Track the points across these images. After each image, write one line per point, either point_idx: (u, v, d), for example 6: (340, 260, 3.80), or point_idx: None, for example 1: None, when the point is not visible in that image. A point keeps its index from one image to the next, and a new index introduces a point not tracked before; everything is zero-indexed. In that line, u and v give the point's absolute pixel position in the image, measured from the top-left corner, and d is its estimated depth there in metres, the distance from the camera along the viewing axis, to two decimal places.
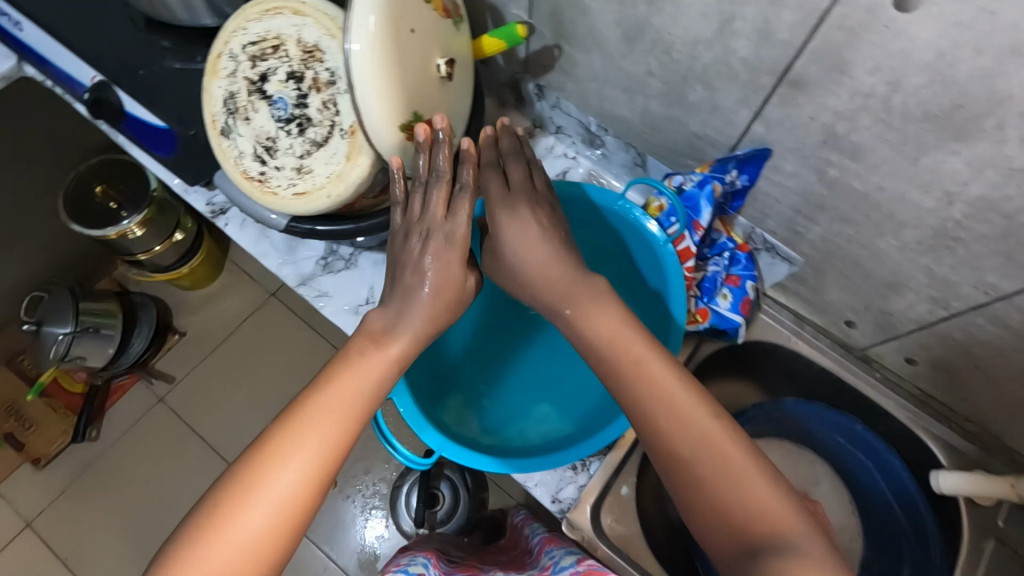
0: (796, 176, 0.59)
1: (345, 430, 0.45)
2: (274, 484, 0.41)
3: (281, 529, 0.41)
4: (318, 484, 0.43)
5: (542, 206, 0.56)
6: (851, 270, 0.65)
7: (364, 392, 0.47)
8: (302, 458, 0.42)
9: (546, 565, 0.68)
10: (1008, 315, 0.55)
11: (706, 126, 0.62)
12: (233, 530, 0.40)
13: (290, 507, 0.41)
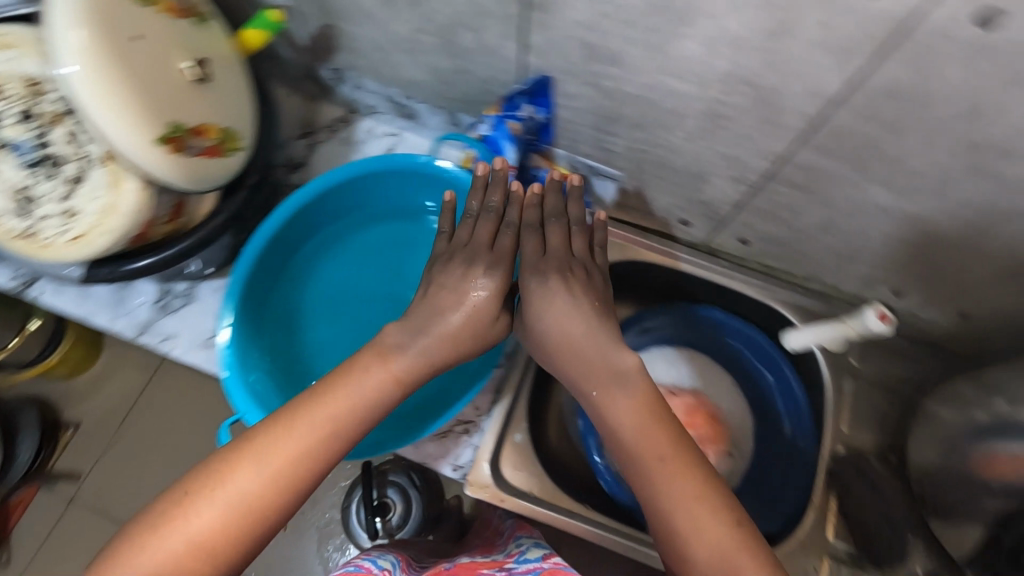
0: (582, 96, 0.62)
1: (327, 442, 0.50)
2: (237, 479, 0.46)
3: (236, 526, 0.45)
4: (278, 490, 0.47)
5: (572, 275, 0.60)
6: (663, 171, 0.69)
7: (349, 419, 0.52)
8: (270, 462, 0.47)
9: (513, 551, 0.72)
10: (793, 173, 0.60)
11: (491, 69, 0.63)
12: (190, 519, 0.45)
13: (250, 504, 0.46)
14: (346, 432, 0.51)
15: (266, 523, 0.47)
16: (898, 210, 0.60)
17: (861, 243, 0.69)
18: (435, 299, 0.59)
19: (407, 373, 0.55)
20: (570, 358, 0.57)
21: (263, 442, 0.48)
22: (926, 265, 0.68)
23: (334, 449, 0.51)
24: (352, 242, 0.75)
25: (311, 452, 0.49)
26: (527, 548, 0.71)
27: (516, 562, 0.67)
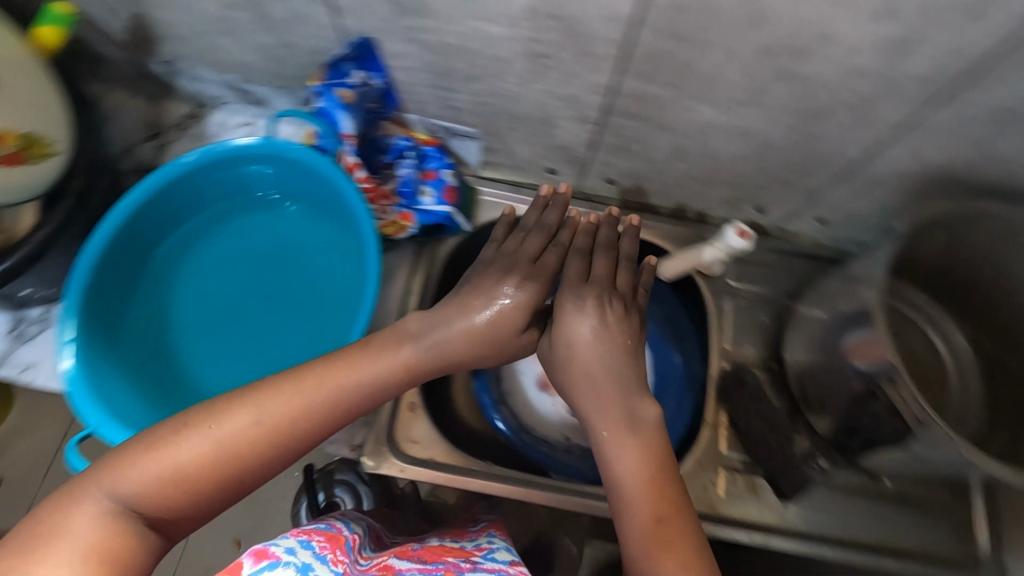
0: (409, 54, 0.61)
1: (326, 413, 0.49)
2: (231, 421, 0.46)
3: (215, 465, 0.44)
4: (265, 443, 0.47)
5: (611, 301, 0.59)
6: (513, 121, 0.69)
7: (355, 392, 0.51)
8: (269, 414, 0.47)
9: (482, 548, 0.67)
10: (627, 104, 0.62)
11: (314, 39, 0.62)
12: (178, 449, 0.44)
13: (236, 445, 0.45)
14: (347, 403, 0.50)
15: (246, 474, 0.46)
16: (730, 126, 0.62)
17: (712, 165, 0.71)
18: (467, 299, 0.57)
19: (421, 366, 0.55)
20: (587, 391, 0.55)
21: (269, 395, 0.48)
22: (774, 176, 0.71)
23: (329, 425, 0.50)
24: (212, 239, 0.71)
25: (308, 421, 0.49)
26: (497, 547, 0.66)
27: (484, 558, 0.61)
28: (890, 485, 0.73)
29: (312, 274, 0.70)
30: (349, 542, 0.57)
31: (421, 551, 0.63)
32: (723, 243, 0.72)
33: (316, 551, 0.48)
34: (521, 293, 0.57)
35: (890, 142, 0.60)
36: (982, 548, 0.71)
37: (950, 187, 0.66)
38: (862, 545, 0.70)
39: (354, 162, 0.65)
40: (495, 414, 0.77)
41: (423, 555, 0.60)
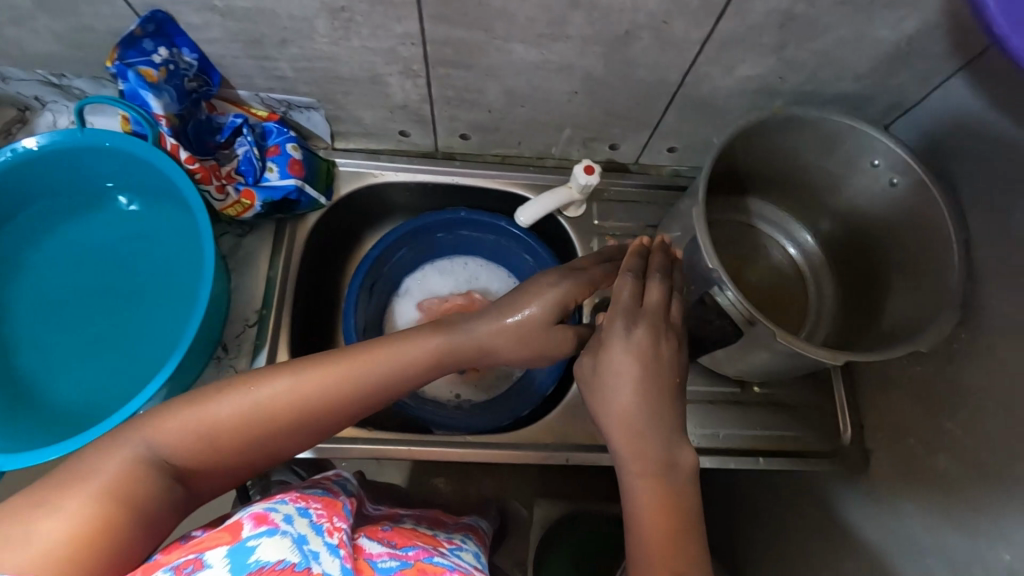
0: (210, 24, 0.59)
1: (355, 396, 0.50)
2: (268, 389, 0.47)
3: (246, 429, 0.46)
4: (291, 415, 0.48)
5: (667, 336, 0.54)
6: (343, 84, 0.68)
7: (386, 374, 0.52)
8: (304, 387, 0.48)
9: (454, 543, 0.63)
10: (442, 51, 0.62)
11: (109, 19, 0.59)
12: (215, 407, 0.46)
13: (271, 413, 0.47)
14: (379, 387, 0.51)
15: (277, 441, 0.48)
16: (550, 62, 0.63)
17: (552, 106, 0.72)
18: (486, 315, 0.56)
19: (452, 352, 0.55)
20: (620, 429, 0.53)
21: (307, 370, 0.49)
22: (613, 110, 0.72)
23: (360, 407, 0.51)
24: (41, 242, 0.67)
25: (338, 404, 0.49)
26: (464, 547, 0.62)
27: (451, 552, 0.57)
28: (759, 391, 0.78)
29: (150, 264, 0.68)
30: (348, 508, 0.55)
31: (392, 534, 0.56)
32: (575, 182, 0.74)
33: (315, 520, 0.46)
34: (556, 289, 0.55)
35: (700, 61, 0.63)
36: (847, 438, 0.75)
37: (772, 98, 0.69)
38: (736, 449, 0.75)
39: (176, 143, 0.62)
40: None
41: (393, 538, 0.55)
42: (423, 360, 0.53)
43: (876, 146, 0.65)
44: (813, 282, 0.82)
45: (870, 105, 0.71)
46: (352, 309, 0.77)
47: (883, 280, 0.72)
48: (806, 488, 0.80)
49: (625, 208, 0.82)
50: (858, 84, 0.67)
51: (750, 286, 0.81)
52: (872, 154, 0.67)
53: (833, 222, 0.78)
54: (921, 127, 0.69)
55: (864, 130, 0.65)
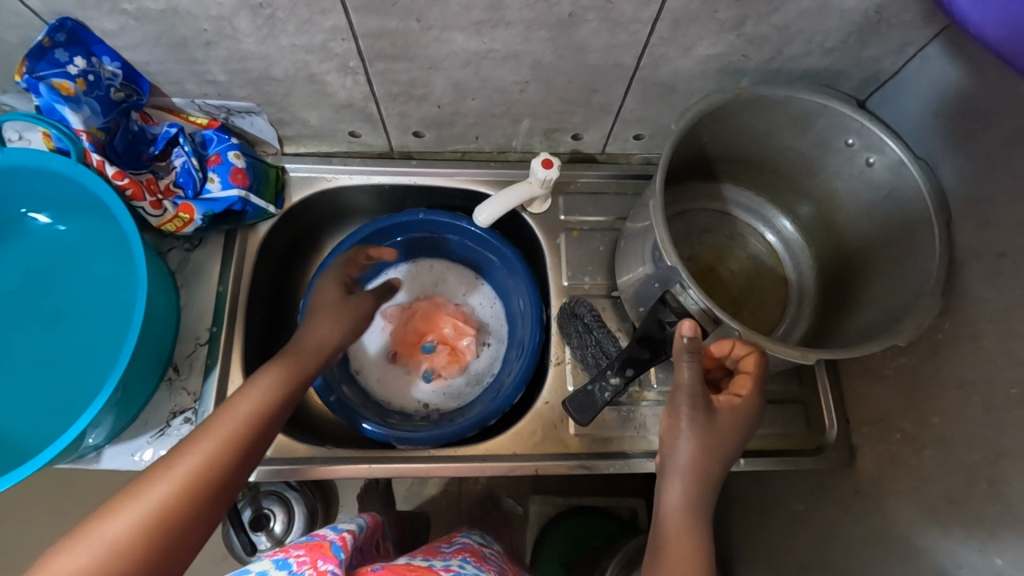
0: (127, 29, 0.55)
1: (251, 441, 0.47)
2: (150, 488, 0.41)
3: (155, 537, 0.39)
4: (201, 492, 0.42)
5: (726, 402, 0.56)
6: (279, 85, 0.64)
7: (269, 413, 0.49)
8: (198, 459, 0.43)
9: (449, 569, 0.59)
10: (378, 45, 0.58)
11: (19, 29, 0.55)
12: (108, 523, 0.38)
13: (175, 506, 0.40)
14: (267, 422, 0.48)
15: (192, 537, 0.41)
16: (494, 52, 0.59)
17: (505, 98, 0.68)
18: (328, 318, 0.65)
19: (299, 374, 0.53)
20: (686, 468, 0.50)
21: (178, 452, 0.44)
22: (570, 99, 0.68)
23: (252, 454, 0.47)
24: None
25: (232, 464, 0.45)
26: (461, 573, 0.58)
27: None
28: None
29: (91, 284, 0.65)
30: (338, 544, 0.53)
31: (382, 569, 0.53)
32: (535, 177, 0.69)
33: (295, 570, 0.47)
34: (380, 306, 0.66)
35: (655, 42, 0.58)
36: (832, 434, 0.72)
37: (737, 78, 0.65)
38: None
39: (102, 159, 0.59)
40: (328, 392, 0.72)
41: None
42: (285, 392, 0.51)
43: (849, 125, 0.61)
44: (793, 271, 0.78)
45: (844, 79, 0.66)
46: None
47: (864, 269, 0.68)
48: (794, 483, 0.77)
49: (593, 201, 0.78)
50: (828, 58, 0.62)
51: (727, 277, 0.77)
52: (847, 133, 0.62)
53: (812, 207, 0.74)
54: (899, 99, 0.64)
55: (842, 107, 0.60)
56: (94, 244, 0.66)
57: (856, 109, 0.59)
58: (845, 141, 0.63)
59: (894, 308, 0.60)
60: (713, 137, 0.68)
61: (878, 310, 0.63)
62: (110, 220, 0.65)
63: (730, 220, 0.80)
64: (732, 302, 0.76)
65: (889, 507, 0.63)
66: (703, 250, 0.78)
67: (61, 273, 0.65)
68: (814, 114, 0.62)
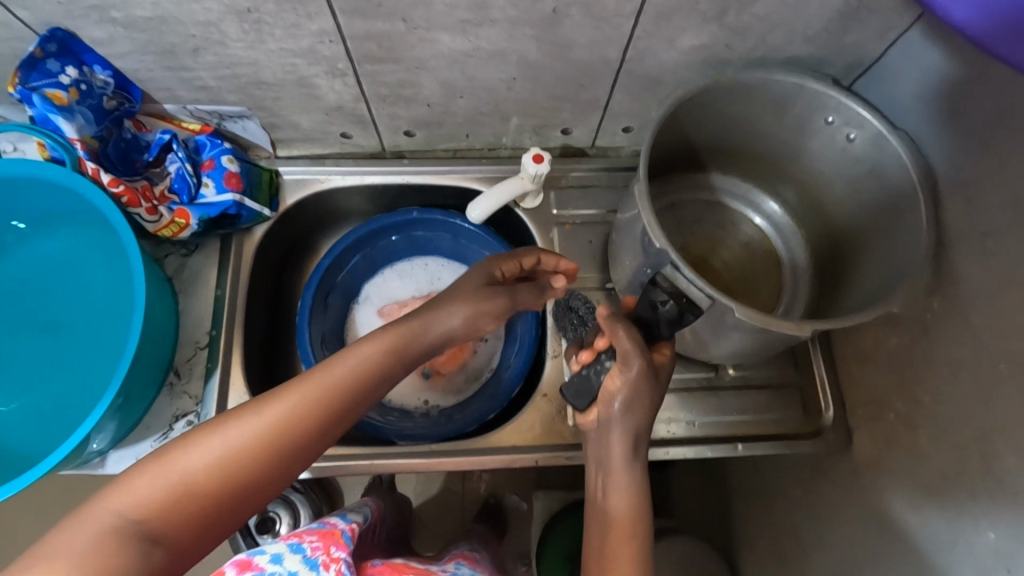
0: (117, 39, 0.56)
1: (335, 407, 0.47)
2: (231, 431, 0.43)
3: (224, 480, 0.41)
4: (275, 444, 0.44)
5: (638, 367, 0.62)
6: (269, 89, 0.65)
7: (356, 382, 0.49)
8: (278, 413, 0.44)
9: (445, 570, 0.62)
10: (366, 47, 0.58)
11: (9, 40, 0.56)
12: (188, 454, 0.41)
13: (249, 451, 0.43)
14: (354, 391, 0.48)
15: (254, 491, 0.43)
16: (480, 50, 0.60)
17: (492, 95, 0.68)
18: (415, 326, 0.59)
19: (400, 348, 0.53)
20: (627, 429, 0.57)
21: (268, 401, 0.45)
22: (557, 94, 0.69)
23: (335, 425, 0.47)
24: None
25: (312, 430, 0.46)
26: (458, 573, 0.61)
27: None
28: (735, 374, 0.75)
29: (90, 291, 0.66)
30: (348, 534, 0.54)
31: (382, 566, 0.55)
32: (526, 172, 0.70)
33: (309, 554, 0.47)
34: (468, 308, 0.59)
35: (639, 35, 0.59)
36: (829, 417, 0.72)
37: (721, 68, 0.66)
38: (713, 436, 0.73)
39: (96, 167, 0.60)
40: None
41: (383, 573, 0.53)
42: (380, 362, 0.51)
43: (827, 104, 0.62)
44: (788, 256, 0.79)
45: (827, 66, 0.67)
46: (306, 323, 0.74)
47: (857, 252, 0.69)
48: (791, 467, 0.78)
49: (584, 195, 0.79)
50: (810, 45, 0.63)
51: (722, 264, 0.78)
52: (825, 111, 0.63)
53: (804, 194, 0.75)
54: (883, 84, 0.65)
55: (825, 90, 0.61)
56: (92, 252, 0.66)
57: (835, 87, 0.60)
58: (826, 120, 0.64)
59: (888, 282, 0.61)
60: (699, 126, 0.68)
61: (873, 287, 0.63)
62: (105, 227, 0.66)
63: (724, 208, 0.80)
64: (727, 289, 0.77)
65: (885, 488, 0.64)
66: (696, 239, 0.79)
67: (59, 281, 0.66)
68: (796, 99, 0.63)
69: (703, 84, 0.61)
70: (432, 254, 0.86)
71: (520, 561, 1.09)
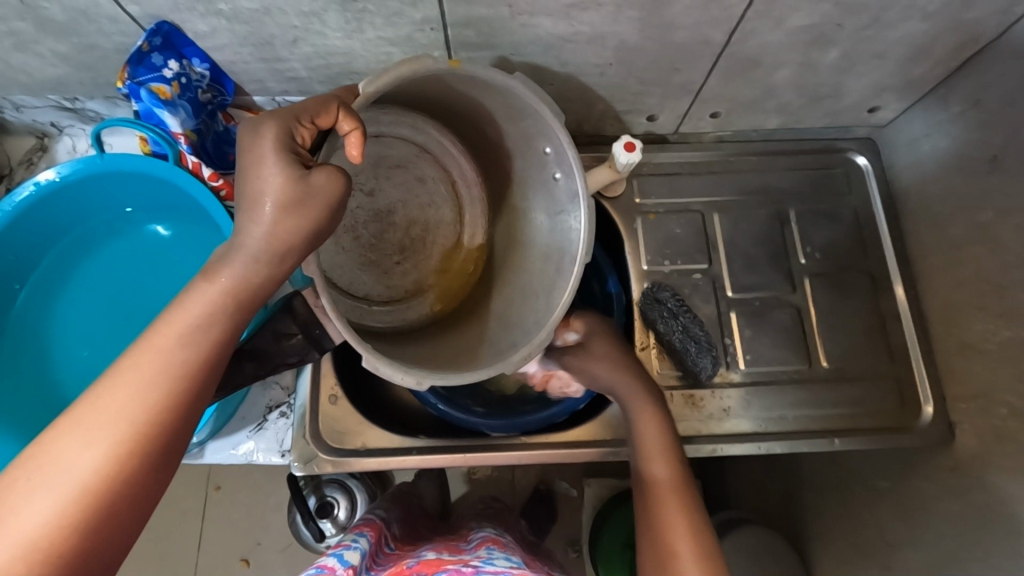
0: (218, 31, 0.56)
1: (173, 387, 0.37)
2: (61, 458, 0.33)
3: (73, 532, 0.33)
4: (120, 460, 0.34)
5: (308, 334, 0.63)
6: (359, 79, 0.64)
7: (195, 347, 0.38)
8: (104, 432, 0.34)
9: (482, 555, 0.57)
10: (464, 33, 0.57)
11: (112, 35, 0.56)
12: (7, 518, 0.32)
13: (99, 486, 0.34)
14: (191, 358, 0.38)
15: (121, 523, 0.34)
16: (579, 34, 0.58)
17: (583, 81, 0.67)
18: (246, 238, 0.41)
19: (256, 288, 0.42)
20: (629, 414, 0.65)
21: (92, 410, 0.35)
22: (649, 79, 0.67)
23: (191, 409, 0.38)
24: (76, 267, 0.68)
25: (166, 425, 0.36)
26: (493, 555, 0.56)
27: (484, 561, 0.54)
28: (827, 365, 0.73)
29: (186, 282, 0.68)
30: None
31: (418, 564, 0.53)
32: (616, 160, 0.70)
33: None
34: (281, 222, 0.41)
35: (748, 14, 0.56)
36: (928, 413, 0.71)
37: (826, 48, 0.62)
38: (808, 431, 0.71)
39: (197, 161, 0.63)
40: None
41: (421, 569, 0.52)
42: (227, 310, 0.40)
43: (526, 108, 0.60)
44: (466, 196, 0.77)
45: (938, 47, 0.63)
46: None
47: (979, 227, 0.64)
48: (875, 460, 0.76)
49: (666, 181, 0.79)
50: (925, 23, 0.59)
51: (408, 226, 0.74)
52: (525, 111, 0.60)
53: (484, 139, 0.71)
54: (997, 64, 0.62)
55: (525, 115, 0.61)
56: (190, 245, 0.69)
57: (581, 173, 0.60)
58: (553, 175, 0.64)
59: (536, 285, 0.68)
60: (448, 101, 0.67)
61: (530, 274, 0.69)
62: (204, 222, 0.68)
63: (441, 171, 0.76)
64: (398, 247, 0.74)
65: (995, 484, 0.61)
66: (436, 181, 0.75)
67: (160, 269, 0.68)
68: (540, 137, 0.62)
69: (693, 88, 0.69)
70: (466, 188, 0.77)
71: (570, 547, 1.09)
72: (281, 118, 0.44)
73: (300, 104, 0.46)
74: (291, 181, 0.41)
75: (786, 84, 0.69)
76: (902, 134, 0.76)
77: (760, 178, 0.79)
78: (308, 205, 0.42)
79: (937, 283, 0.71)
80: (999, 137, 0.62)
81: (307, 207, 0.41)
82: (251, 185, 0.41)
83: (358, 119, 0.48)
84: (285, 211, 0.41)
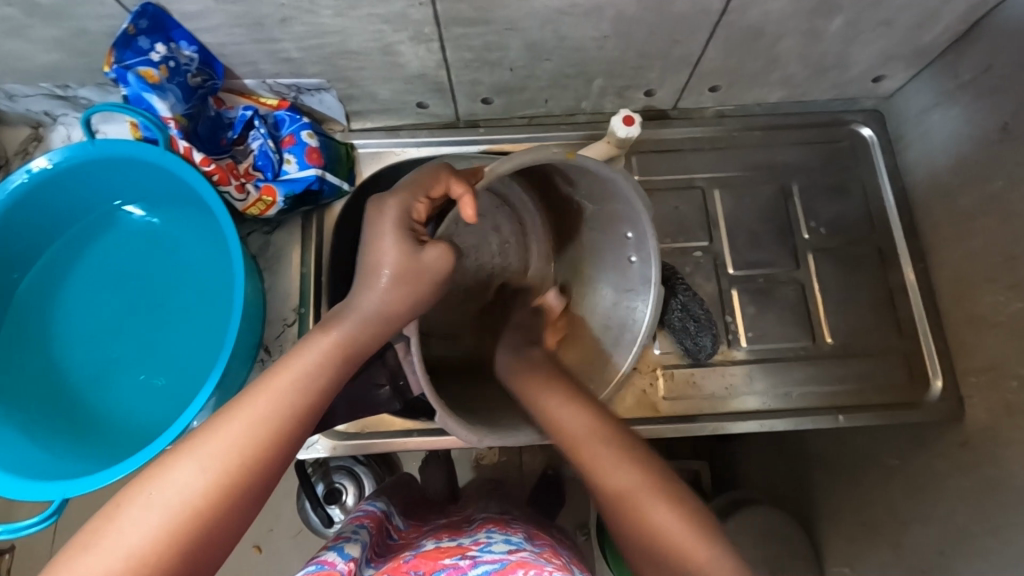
0: (207, 12, 0.55)
1: (281, 429, 0.42)
2: (175, 480, 0.38)
3: (174, 553, 0.37)
4: (227, 485, 0.39)
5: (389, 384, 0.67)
6: (352, 59, 0.63)
7: (302, 396, 0.44)
8: (218, 457, 0.40)
9: (480, 540, 0.57)
10: (457, 8, 0.56)
11: (100, 18, 0.55)
12: (125, 527, 0.36)
13: (205, 507, 0.38)
14: (298, 407, 0.44)
15: (213, 552, 0.39)
16: (574, 6, 0.57)
17: (579, 56, 0.65)
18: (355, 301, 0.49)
19: (357, 346, 0.48)
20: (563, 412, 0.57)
21: (210, 439, 0.40)
22: (647, 52, 0.65)
23: (289, 452, 0.43)
24: (78, 257, 0.68)
25: (267, 464, 0.41)
26: (492, 541, 0.56)
27: (482, 551, 0.52)
28: (832, 341, 0.72)
29: (187, 272, 0.68)
30: None
31: (414, 559, 0.52)
32: (614, 134, 0.67)
33: None
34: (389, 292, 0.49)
35: None
36: (937, 386, 0.70)
37: (831, 16, 0.61)
38: (812, 408, 0.71)
39: (188, 146, 0.61)
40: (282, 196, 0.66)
41: (418, 566, 0.50)
42: (333, 364, 0.46)
43: (610, 190, 0.61)
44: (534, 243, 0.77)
45: (946, 12, 0.61)
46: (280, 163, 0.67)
47: (991, 197, 0.62)
48: (882, 436, 0.75)
49: (668, 157, 0.77)
50: None
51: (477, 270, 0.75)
52: (613, 198, 0.62)
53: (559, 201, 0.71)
54: (1008, 28, 0.59)
55: (611, 197, 0.62)
56: (190, 233, 0.68)
57: (658, 263, 0.62)
58: (628, 258, 0.66)
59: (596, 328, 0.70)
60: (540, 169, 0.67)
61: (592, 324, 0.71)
62: (201, 208, 0.67)
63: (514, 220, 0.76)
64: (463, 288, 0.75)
65: (1007, 458, 0.60)
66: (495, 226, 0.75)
67: (161, 256, 0.68)
68: (622, 221, 0.64)
69: (691, 66, 0.68)
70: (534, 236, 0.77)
71: (579, 530, 1.09)
72: (404, 195, 0.51)
73: (417, 179, 0.52)
74: (407, 261, 0.49)
75: (789, 55, 0.67)
76: (910, 105, 0.74)
77: (764, 153, 0.78)
78: (411, 280, 0.49)
79: (947, 255, 0.69)
80: (1012, 103, 0.60)
81: (414, 282, 0.49)
82: (372, 258, 0.49)
83: (468, 181, 0.51)
84: (396, 283, 0.49)
